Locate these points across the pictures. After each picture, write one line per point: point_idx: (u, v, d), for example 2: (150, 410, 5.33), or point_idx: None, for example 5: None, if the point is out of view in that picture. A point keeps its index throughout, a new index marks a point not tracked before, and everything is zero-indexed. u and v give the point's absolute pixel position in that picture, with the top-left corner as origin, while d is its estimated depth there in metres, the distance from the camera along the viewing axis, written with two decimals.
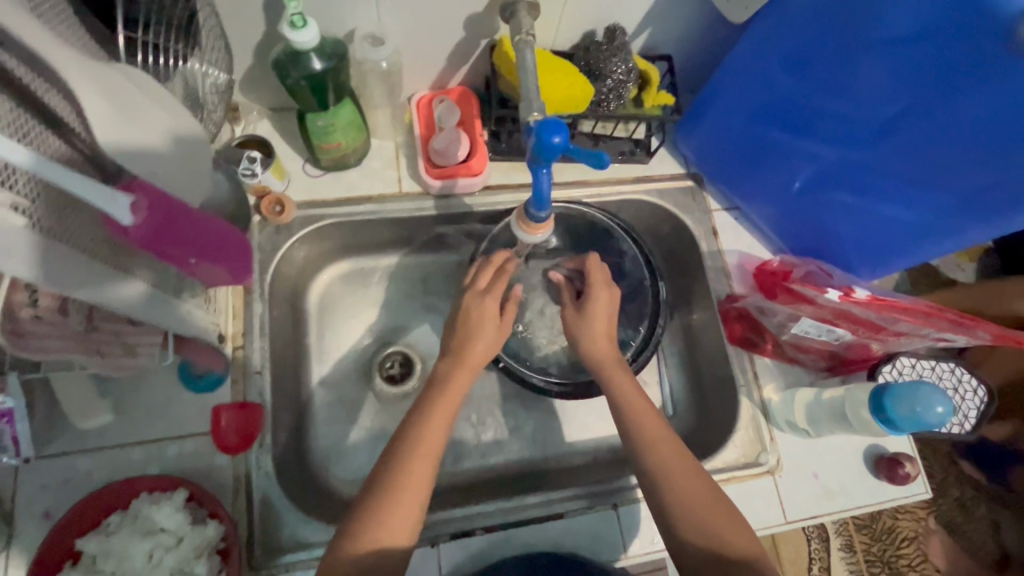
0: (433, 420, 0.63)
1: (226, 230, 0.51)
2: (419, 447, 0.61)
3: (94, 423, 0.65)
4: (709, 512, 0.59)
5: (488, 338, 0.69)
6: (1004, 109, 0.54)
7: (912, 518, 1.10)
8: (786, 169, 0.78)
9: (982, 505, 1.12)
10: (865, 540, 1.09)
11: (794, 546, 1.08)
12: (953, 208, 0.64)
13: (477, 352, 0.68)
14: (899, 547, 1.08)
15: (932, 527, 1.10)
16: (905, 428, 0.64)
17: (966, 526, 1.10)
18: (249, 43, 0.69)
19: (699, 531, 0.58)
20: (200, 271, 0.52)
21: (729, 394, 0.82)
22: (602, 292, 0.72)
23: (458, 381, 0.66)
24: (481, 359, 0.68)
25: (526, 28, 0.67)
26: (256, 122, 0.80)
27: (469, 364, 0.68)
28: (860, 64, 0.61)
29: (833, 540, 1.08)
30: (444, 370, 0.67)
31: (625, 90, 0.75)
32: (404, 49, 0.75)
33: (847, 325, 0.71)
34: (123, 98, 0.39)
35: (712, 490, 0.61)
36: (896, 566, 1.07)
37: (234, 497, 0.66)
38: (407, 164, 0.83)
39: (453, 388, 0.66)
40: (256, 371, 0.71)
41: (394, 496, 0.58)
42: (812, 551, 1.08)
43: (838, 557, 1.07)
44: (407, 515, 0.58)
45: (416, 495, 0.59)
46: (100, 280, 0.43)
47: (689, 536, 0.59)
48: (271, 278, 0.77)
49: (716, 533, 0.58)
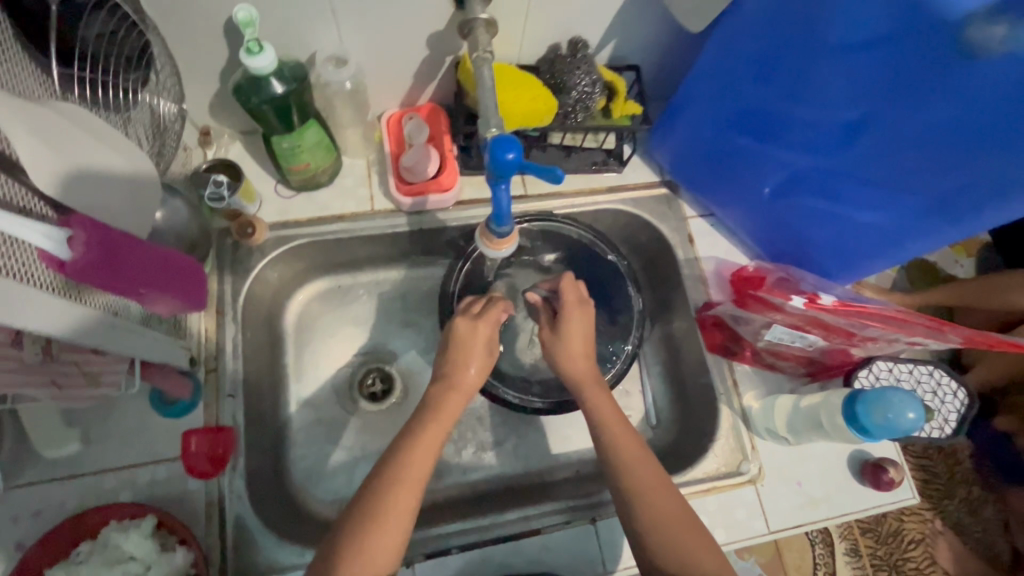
0: (418, 451, 0.62)
1: (176, 257, 0.51)
2: (405, 476, 0.60)
3: (65, 451, 0.65)
4: (679, 530, 0.59)
5: (481, 361, 0.70)
6: (964, 112, 0.54)
7: (917, 520, 1.03)
8: (756, 175, 0.77)
9: (990, 507, 1.05)
10: (871, 543, 1.01)
11: (798, 551, 0.99)
12: (921, 211, 0.64)
13: (471, 376, 0.69)
14: (906, 550, 1.01)
15: (939, 528, 1.03)
16: (877, 435, 0.63)
17: (977, 530, 1.04)
18: (215, 69, 0.70)
19: (675, 557, 0.57)
20: (150, 301, 0.51)
21: (709, 403, 0.81)
22: (577, 311, 0.72)
23: (452, 409, 0.66)
24: (474, 384, 0.69)
25: (483, 44, 0.66)
26: (227, 145, 0.81)
27: (465, 390, 0.68)
28: (820, 71, 0.61)
29: (838, 545, 1.00)
30: (435, 393, 0.68)
31: (592, 101, 0.75)
32: (368, 68, 0.75)
33: (819, 332, 0.70)
34: (53, 136, 0.40)
35: (685, 511, 0.60)
36: (904, 570, 1.00)
37: (207, 522, 0.66)
38: (378, 181, 0.83)
39: (447, 412, 0.66)
40: (228, 395, 0.71)
41: (372, 527, 0.57)
42: (817, 556, 0.99)
43: (843, 562, 0.99)
44: (392, 538, 0.57)
45: (401, 524, 0.58)
46: (54, 315, 0.43)
47: (659, 552, 0.58)
48: (243, 300, 0.76)
49: (691, 555, 0.57)
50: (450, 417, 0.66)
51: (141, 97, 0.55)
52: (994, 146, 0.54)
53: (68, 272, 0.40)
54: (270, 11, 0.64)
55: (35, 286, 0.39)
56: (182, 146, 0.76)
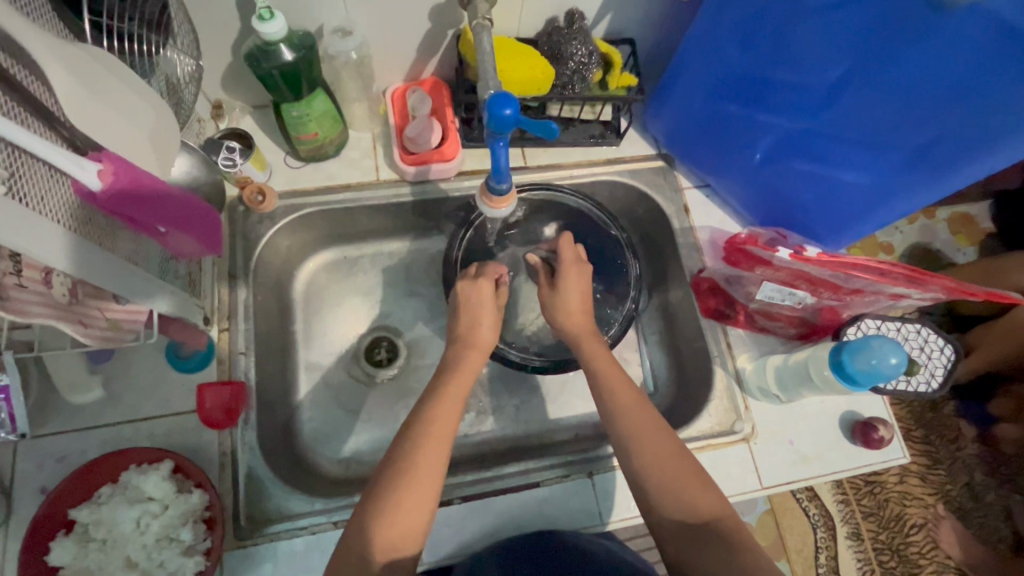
0: (447, 404, 0.64)
1: (198, 205, 0.58)
2: (428, 426, 0.61)
3: (86, 402, 0.69)
4: (673, 471, 0.61)
5: (491, 318, 0.74)
6: (939, 67, 0.56)
7: (920, 505, 1.12)
8: (745, 141, 0.80)
9: (994, 492, 1.15)
10: (873, 528, 1.10)
11: (799, 535, 1.09)
12: (901, 167, 0.66)
13: (485, 333, 0.72)
14: (908, 534, 1.10)
15: (941, 513, 1.11)
16: (863, 383, 0.67)
17: (978, 515, 1.13)
18: (227, 41, 0.73)
19: (669, 495, 0.60)
20: (173, 240, 0.58)
21: (704, 366, 0.83)
22: (573, 270, 0.75)
23: (475, 361, 0.70)
24: (488, 339, 0.72)
25: (482, 13, 0.69)
26: (239, 118, 0.84)
27: (481, 345, 0.72)
28: (800, 32, 0.63)
29: (840, 528, 1.09)
30: (455, 354, 0.71)
31: (588, 72, 0.79)
32: (373, 41, 0.78)
33: (807, 287, 0.73)
34: (95, 83, 0.43)
35: (680, 454, 0.62)
36: (906, 553, 1.09)
37: (220, 472, 0.69)
38: (383, 153, 0.86)
39: (465, 370, 0.68)
40: (241, 352, 0.74)
41: (404, 477, 0.58)
42: (819, 540, 1.09)
43: (844, 545, 1.08)
44: (426, 493, 0.58)
45: (434, 479, 0.59)
46: (98, 256, 0.48)
47: (654, 492, 0.61)
48: (254, 264, 0.80)
49: (683, 494, 0.60)
50: (465, 372, 0.68)
51: (166, 54, 0.58)
52: (966, 97, 0.56)
53: (96, 202, 0.46)
54: None
55: (58, 222, 0.43)
56: (197, 118, 0.79)
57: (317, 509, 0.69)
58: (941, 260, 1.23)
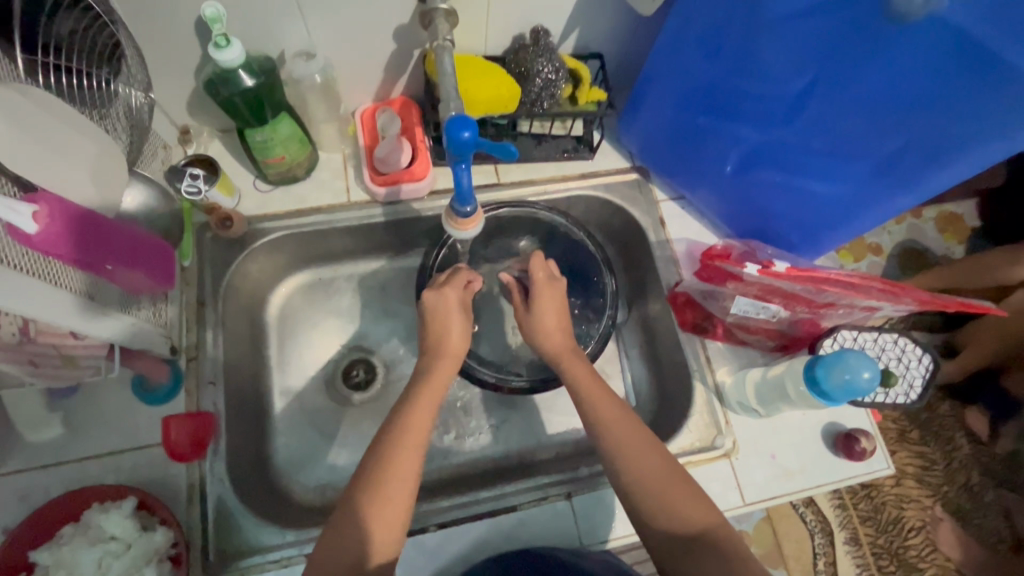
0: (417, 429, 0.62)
1: (137, 236, 0.57)
2: None
3: (50, 437, 0.67)
4: (664, 483, 0.60)
5: (461, 324, 0.71)
6: (901, 79, 0.56)
7: (916, 507, 1.11)
8: (717, 152, 0.79)
9: (991, 491, 1.13)
10: (871, 532, 1.09)
11: (796, 541, 1.08)
12: (871, 175, 0.66)
13: (455, 340, 0.69)
14: (907, 538, 1.09)
15: (939, 515, 1.10)
16: (838, 398, 0.66)
17: (977, 516, 1.11)
18: (188, 67, 0.72)
19: (658, 508, 0.58)
20: (120, 276, 0.56)
21: (684, 381, 0.82)
22: (546, 289, 0.74)
23: (447, 370, 0.67)
24: (460, 347, 0.69)
25: (443, 33, 0.69)
26: (207, 143, 0.83)
27: (453, 353, 0.68)
28: (762, 44, 0.63)
29: (838, 534, 1.09)
30: (423, 364, 0.68)
31: (556, 88, 0.78)
32: (337, 63, 0.78)
33: (781, 301, 0.73)
34: (29, 121, 0.45)
35: (667, 461, 0.61)
36: (905, 556, 1.08)
37: (188, 505, 0.67)
38: (355, 174, 0.86)
39: (438, 382, 0.66)
40: (209, 381, 0.73)
41: (380, 485, 0.56)
42: (816, 546, 1.08)
43: (843, 551, 1.07)
44: (398, 502, 0.56)
45: (406, 491, 0.57)
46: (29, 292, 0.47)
47: (645, 508, 0.59)
48: (223, 291, 0.78)
49: (675, 508, 0.58)
50: (442, 385, 0.65)
51: (117, 89, 0.60)
52: (929, 107, 0.56)
53: (33, 245, 0.45)
54: (238, 7, 0.66)
55: None
56: (161, 144, 0.78)
57: (289, 540, 0.67)
58: (927, 260, 1.23)
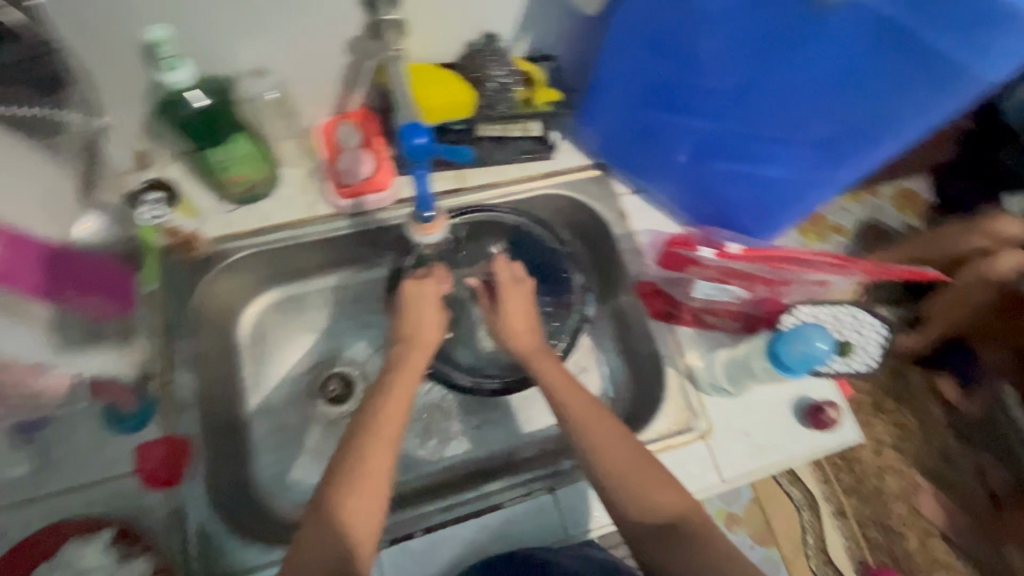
0: None
1: (92, 266, 0.64)
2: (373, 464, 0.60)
3: (19, 475, 0.66)
4: (638, 474, 0.61)
5: (435, 319, 0.71)
6: (833, 62, 0.59)
7: (895, 476, 1.15)
8: (670, 146, 0.82)
9: (964, 454, 1.18)
10: (853, 503, 1.12)
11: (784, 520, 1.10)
12: (815, 155, 0.69)
13: (429, 343, 0.70)
14: (886, 505, 1.13)
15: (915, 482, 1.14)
16: (798, 368, 0.74)
17: (952, 480, 1.16)
18: (139, 93, 0.72)
19: (635, 501, 0.60)
20: (79, 304, 0.62)
21: (656, 368, 0.84)
22: (513, 289, 0.76)
23: (419, 361, 0.67)
24: (433, 340, 0.70)
25: (393, 44, 0.71)
26: (165, 166, 0.82)
27: (425, 344, 0.69)
28: (703, 42, 0.64)
29: (823, 508, 1.11)
30: (398, 355, 0.68)
31: (510, 91, 0.83)
32: (291, 78, 0.78)
33: (738, 282, 0.78)
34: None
35: (637, 453, 0.63)
36: (886, 524, 1.12)
37: (169, 532, 0.66)
38: (317, 188, 0.85)
39: (408, 369, 0.66)
40: (183, 406, 0.71)
41: (356, 494, 0.56)
42: (805, 521, 1.09)
43: (830, 524, 1.10)
44: (374, 502, 0.56)
45: (380, 494, 0.57)
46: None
47: (624, 499, 0.60)
48: (191, 314, 0.78)
49: (649, 491, 0.60)
50: (415, 373, 0.66)
51: (67, 116, 0.60)
52: (862, 87, 0.60)
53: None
54: (185, 30, 0.66)
55: None
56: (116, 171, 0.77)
57: (274, 559, 0.67)
58: (885, 236, 1.27)
